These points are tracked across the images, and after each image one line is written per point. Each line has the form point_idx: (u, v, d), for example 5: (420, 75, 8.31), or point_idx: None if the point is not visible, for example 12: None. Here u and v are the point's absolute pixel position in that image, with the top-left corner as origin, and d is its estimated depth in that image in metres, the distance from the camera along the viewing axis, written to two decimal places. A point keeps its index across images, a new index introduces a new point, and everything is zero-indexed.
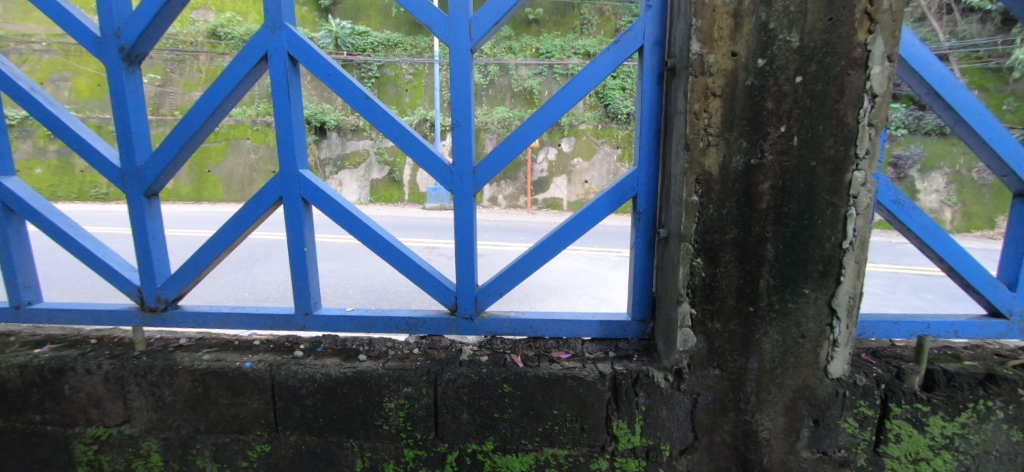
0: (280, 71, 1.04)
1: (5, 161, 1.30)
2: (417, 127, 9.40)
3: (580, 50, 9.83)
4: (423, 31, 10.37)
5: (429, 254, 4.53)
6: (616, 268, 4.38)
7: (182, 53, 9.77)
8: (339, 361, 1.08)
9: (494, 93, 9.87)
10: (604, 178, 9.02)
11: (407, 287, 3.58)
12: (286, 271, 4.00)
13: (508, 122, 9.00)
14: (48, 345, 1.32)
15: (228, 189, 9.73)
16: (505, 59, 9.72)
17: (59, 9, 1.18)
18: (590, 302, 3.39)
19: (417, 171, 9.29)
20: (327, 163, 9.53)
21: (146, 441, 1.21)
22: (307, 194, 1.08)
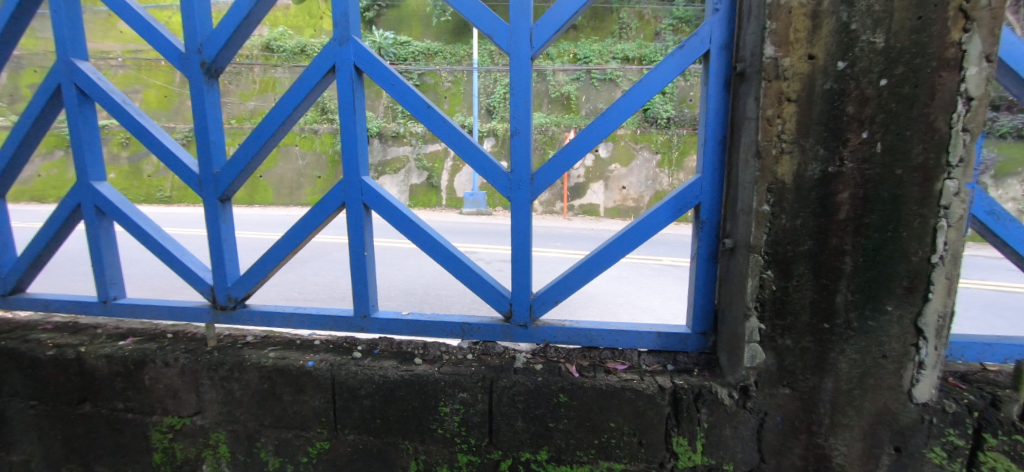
0: (347, 82, 1.09)
1: (97, 167, 1.43)
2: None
3: (619, 55, 9.73)
4: (462, 40, 10.61)
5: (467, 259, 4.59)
6: (653, 276, 4.28)
7: (239, 65, 10.46)
8: (396, 363, 1.11)
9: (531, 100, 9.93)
10: (642, 184, 8.89)
11: (447, 291, 3.66)
12: (332, 273, 4.17)
13: (545, 128, 9.00)
14: (130, 338, 1.43)
15: (278, 194, 10.27)
16: (543, 65, 9.76)
17: (149, 28, 1.29)
18: (629, 310, 3.34)
19: (455, 176, 9.50)
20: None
21: (215, 432, 1.28)
22: (369, 200, 1.12)
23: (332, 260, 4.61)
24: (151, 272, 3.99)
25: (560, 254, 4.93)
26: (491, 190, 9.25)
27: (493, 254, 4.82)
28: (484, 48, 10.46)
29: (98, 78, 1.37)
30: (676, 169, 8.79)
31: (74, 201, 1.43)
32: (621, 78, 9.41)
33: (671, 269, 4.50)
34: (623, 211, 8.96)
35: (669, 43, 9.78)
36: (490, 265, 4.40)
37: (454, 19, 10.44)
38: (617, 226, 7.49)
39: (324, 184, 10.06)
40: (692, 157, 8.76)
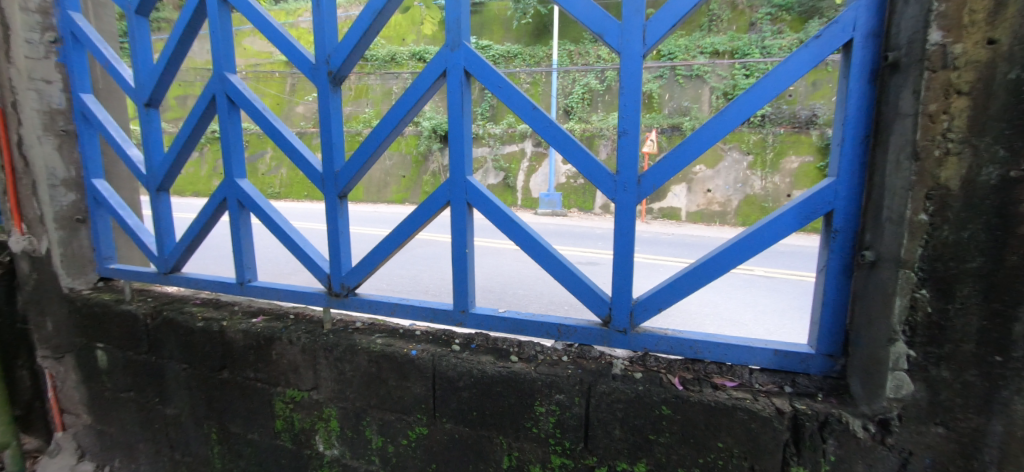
0: (456, 84, 1.13)
1: (240, 166, 1.65)
2: (532, 134, 9.71)
3: (707, 49, 9.44)
4: (542, 41, 10.85)
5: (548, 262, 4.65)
6: (737, 287, 4.03)
7: None
8: (493, 359, 1.14)
9: (610, 100, 9.80)
10: (730, 187, 8.28)
11: (524, 291, 3.73)
12: (416, 267, 4.44)
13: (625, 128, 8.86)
14: (260, 317, 1.63)
15: (368, 192, 11.10)
16: None
17: (286, 42, 1.46)
18: (709, 323, 3.16)
19: (530, 177, 9.60)
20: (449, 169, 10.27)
21: (328, 407, 1.42)
22: (472, 199, 1.16)
23: (413, 255, 4.89)
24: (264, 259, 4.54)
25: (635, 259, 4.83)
26: (567, 191, 9.10)
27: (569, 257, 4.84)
28: (564, 48, 10.69)
29: (244, 89, 1.58)
30: (770, 171, 8.17)
31: (221, 195, 1.66)
32: (710, 74, 9.12)
33: (761, 281, 4.23)
34: (706, 216, 8.35)
35: (766, 33, 9.07)
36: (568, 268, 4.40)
37: (534, 21, 10.72)
38: (700, 232, 7.08)
39: (409, 183, 10.68)
40: (789, 158, 8.06)
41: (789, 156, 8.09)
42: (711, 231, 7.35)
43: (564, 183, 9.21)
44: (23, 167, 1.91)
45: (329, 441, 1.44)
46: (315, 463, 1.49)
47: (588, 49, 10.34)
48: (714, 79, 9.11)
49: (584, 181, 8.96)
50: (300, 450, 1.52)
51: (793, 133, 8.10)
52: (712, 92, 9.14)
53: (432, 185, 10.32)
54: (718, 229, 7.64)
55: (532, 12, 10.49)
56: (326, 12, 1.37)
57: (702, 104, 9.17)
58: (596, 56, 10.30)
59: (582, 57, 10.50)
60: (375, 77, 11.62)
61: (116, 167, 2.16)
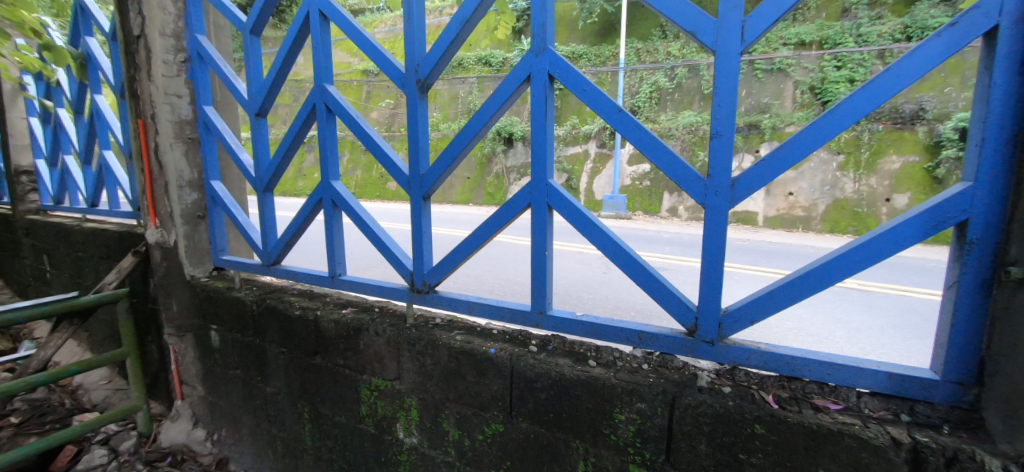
0: (540, 89, 1.15)
1: (335, 169, 1.79)
2: (596, 135, 9.56)
3: (792, 39, 8.85)
4: (608, 40, 10.76)
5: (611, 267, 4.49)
6: (820, 300, 3.70)
7: None
8: (571, 362, 1.14)
9: (680, 98, 9.36)
10: (816, 190, 7.55)
11: (588, 295, 3.66)
12: (481, 266, 4.54)
13: (697, 127, 8.45)
14: (349, 308, 1.75)
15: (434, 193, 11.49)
16: (697, 60, 9.19)
17: (380, 54, 1.56)
18: (786, 337, 2.94)
19: (594, 179, 9.41)
20: (512, 171, 10.35)
21: (409, 398, 1.49)
22: (553, 202, 1.16)
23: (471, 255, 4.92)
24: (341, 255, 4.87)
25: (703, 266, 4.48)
26: (631, 194, 8.76)
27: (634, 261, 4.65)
28: (631, 46, 10.53)
29: (341, 98, 1.71)
30: (865, 172, 7.37)
31: (318, 196, 1.82)
32: (794, 67, 8.40)
33: (850, 295, 3.84)
34: (788, 221, 7.58)
35: (862, 20, 8.26)
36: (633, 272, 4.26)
37: (600, 20, 10.80)
38: (779, 239, 6.54)
39: (473, 184, 10.94)
40: (889, 158, 7.27)
41: (888, 155, 7.29)
42: (793, 238, 6.74)
43: (630, 185, 8.89)
44: (158, 171, 2.22)
45: (409, 429, 1.52)
46: (395, 450, 1.58)
47: (656, 47, 10.07)
48: (799, 72, 8.38)
49: (650, 182, 8.62)
50: (381, 435, 1.62)
51: (894, 130, 7.35)
52: (797, 86, 8.38)
53: (495, 187, 10.50)
54: (801, 236, 6.98)
55: (598, 11, 10.51)
56: (416, 24, 1.45)
57: (784, 100, 8.45)
58: (665, 53, 9.94)
59: (650, 54, 10.19)
60: (444, 82, 12.10)
61: (230, 170, 2.44)
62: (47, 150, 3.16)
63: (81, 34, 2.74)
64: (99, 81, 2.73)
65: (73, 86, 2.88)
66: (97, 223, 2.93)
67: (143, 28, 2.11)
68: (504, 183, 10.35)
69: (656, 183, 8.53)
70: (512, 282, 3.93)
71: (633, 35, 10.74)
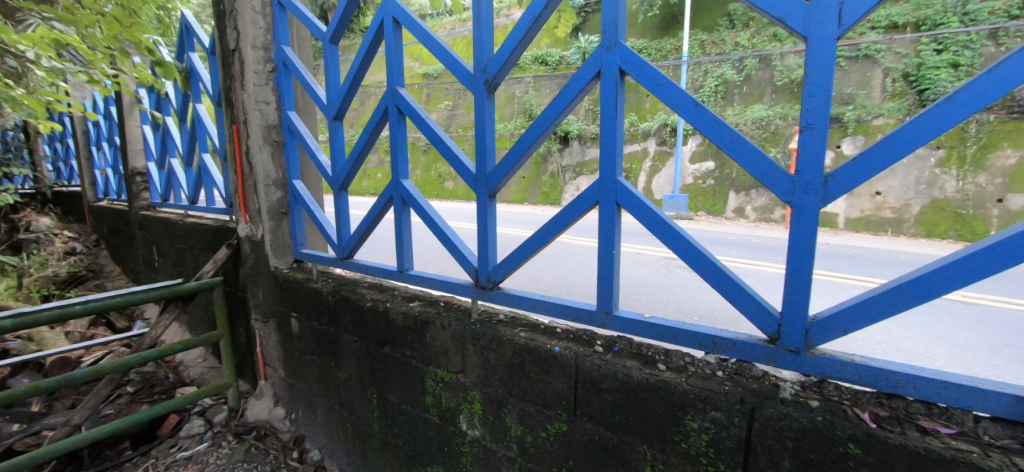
0: (610, 84, 1.12)
1: (404, 168, 1.87)
2: (655, 133, 9.22)
3: (882, 22, 8.08)
4: (670, 33, 10.38)
5: (668, 267, 4.26)
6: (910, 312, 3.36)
7: None
8: (639, 365, 1.10)
9: (749, 91, 8.76)
10: (909, 190, 6.79)
11: (645, 297, 3.40)
12: (538, 264, 4.49)
13: (768, 122, 7.94)
14: (416, 302, 1.82)
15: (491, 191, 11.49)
16: (769, 50, 8.59)
17: (449, 55, 1.60)
18: (870, 349, 2.71)
19: (654, 178, 9.06)
20: (568, 170, 10.22)
21: (472, 391, 1.52)
22: (622, 200, 1.13)
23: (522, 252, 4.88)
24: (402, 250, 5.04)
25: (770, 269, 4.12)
26: (693, 194, 8.34)
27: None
28: (695, 38, 10.05)
29: (411, 100, 1.78)
30: (972, 169, 6.52)
31: (389, 194, 1.90)
32: (884, 52, 7.64)
33: (949, 308, 3.43)
34: (873, 223, 6.92)
35: None
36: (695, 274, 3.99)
37: (662, 12, 10.43)
38: (862, 243, 5.95)
39: (528, 183, 10.97)
40: (1001, 153, 6.38)
41: (1001, 149, 6.40)
42: (879, 242, 6.11)
43: (691, 184, 8.48)
44: (249, 171, 2.43)
45: (472, 421, 1.55)
46: (458, 441, 1.63)
47: (723, 37, 9.57)
48: (890, 58, 7.60)
49: (715, 181, 8.16)
50: (445, 426, 1.66)
51: (1008, 121, 6.46)
52: (887, 73, 7.57)
53: (550, 187, 10.46)
54: (889, 240, 6.30)
55: (659, 4, 10.18)
56: (485, 25, 1.47)
57: (871, 89, 7.64)
58: (733, 44, 9.36)
59: (716, 46, 9.65)
60: None
61: (309, 168, 2.62)
62: (156, 153, 3.57)
63: (185, 50, 3.07)
64: (199, 91, 3.04)
65: (178, 96, 3.23)
66: (195, 218, 3.26)
67: (238, 42, 2.31)
68: (559, 182, 10.25)
69: (721, 183, 8.07)
70: (569, 280, 3.84)
71: (697, 27, 10.24)
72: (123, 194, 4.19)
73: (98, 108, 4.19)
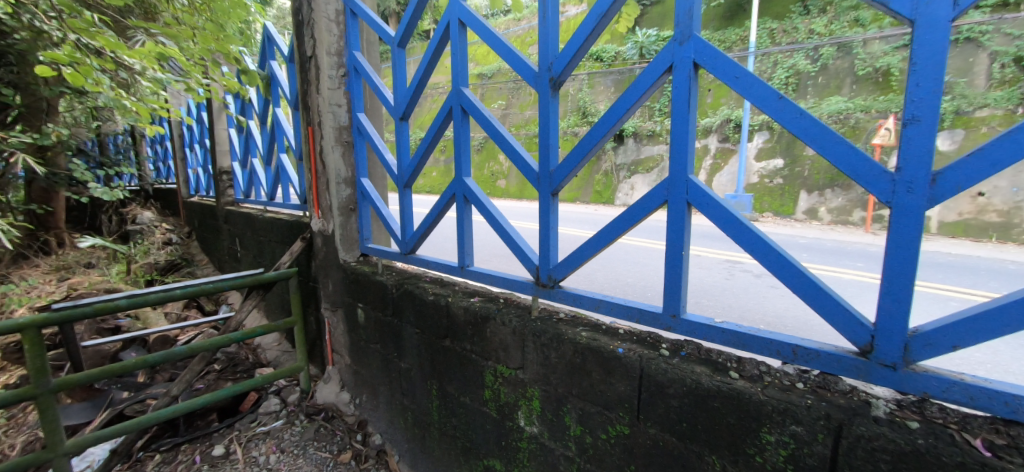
0: (683, 78, 1.08)
1: (467, 166, 1.90)
2: (717, 129, 8.74)
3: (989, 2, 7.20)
4: (735, 23, 9.82)
5: (729, 270, 4.01)
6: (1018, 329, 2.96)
7: (522, 82, 12.58)
8: (709, 371, 1.06)
9: (824, 82, 8.07)
10: (1020, 190, 5.92)
11: (710, 301, 3.16)
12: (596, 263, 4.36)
13: (847, 115, 7.23)
14: (477, 297, 1.85)
15: None
16: (849, 36, 7.88)
17: (513, 54, 1.62)
18: (969, 366, 2.42)
19: (715, 177, 8.59)
20: (622, 168, 9.95)
21: (532, 388, 1.53)
22: (693, 199, 1.09)
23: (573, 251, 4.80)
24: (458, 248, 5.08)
25: (846, 277, 3.77)
26: (759, 193, 7.82)
27: (758, 267, 4.08)
28: (764, 27, 9.44)
29: (476, 99, 1.81)
30: None
31: (452, 191, 1.95)
32: (991, 34, 6.76)
33: None
34: (974, 228, 6.16)
35: None
36: (762, 279, 3.71)
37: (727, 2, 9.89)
38: (959, 251, 5.31)
39: (581, 182, 10.78)
40: None
41: None
42: (981, 249, 5.42)
43: (756, 184, 7.95)
44: (324, 169, 2.59)
45: (530, 418, 1.55)
46: (515, 436, 1.64)
47: (796, 25, 8.91)
48: (997, 41, 6.71)
49: (783, 180, 7.59)
50: (503, 420, 1.69)
51: None
52: (994, 57, 6.68)
53: (603, 185, 10.23)
54: (993, 247, 5.58)
55: None
56: (551, 23, 1.47)
57: (974, 77, 6.80)
58: (807, 31, 8.68)
59: (788, 35, 9.00)
60: None
61: (377, 166, 2.75)
62: (240, 154, 3.89)
63: (266, 58, 3.32)
64: (278, 96, 3.27)
65: (260, 101, 3.50)
66: (273, 213, 3.53)
67: (315, 49, 2.47)
68: (613, 181, 10.00)
69: (790, 182, 7.47)
70: (630, 279, 3.67)
71: (766, 15, 9.61)
72: (211, 191, 4.63)
73: (191, 113, 4.64)
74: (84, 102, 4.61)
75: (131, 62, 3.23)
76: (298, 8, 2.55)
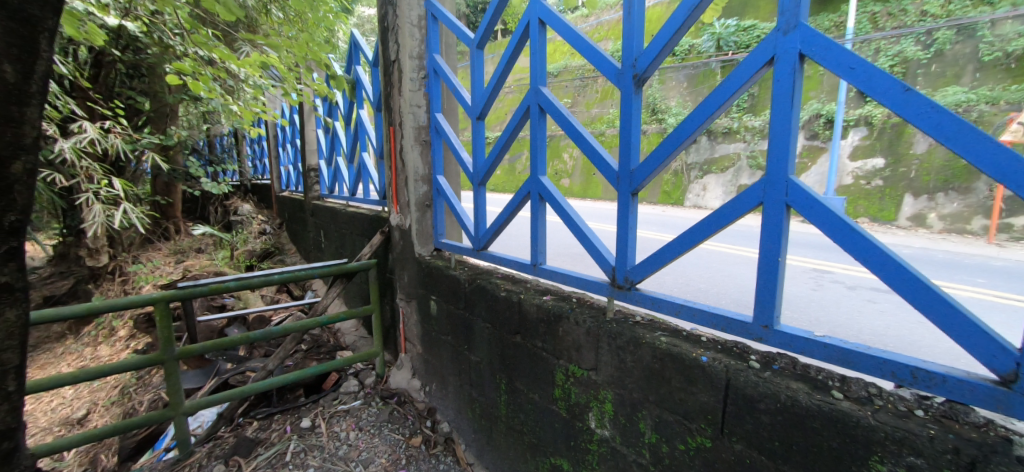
0: (787, 71, 1.00)
1: (542, 164, 1.90)
2: (805, 125, 8.00)
3: None
4: (830, 8, 8.93)
5: (816, 280, 3.64)
6: None
7: (588, 79, 12.34)
8: (808, 389, 0.99)
9: (938, 71, 7.05)
10: None
11: (793, 314, 2.89)
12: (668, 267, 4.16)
13: (968, 108, 6.30)
14: (549, 295, 1.85)
15: (606, 190, 11.02)
16: (973, 17, 6.86)
17: (594, 51, 1.59)
18: None
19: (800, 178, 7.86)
20: (693, 168, 9.39)
21: (604, 390, 1.50)
22: (794, 201, 1.01)
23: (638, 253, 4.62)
24: (523, 246, 5.08)
25: (960, 294, 3.28)
26: (853, 196, 7.08)
27: (850, 277, 3.67)
28: (864, 11, 8.53)
29: (554, 98, 1.81)
30: None
31: (527, 189, 1.96)
32: None
33: None
34: None
35: None
36: (854, 292, 3.33)
37: None
38: None
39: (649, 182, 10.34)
40: None
41: None
42: None
43: (849, 186, 7.28)
44: (404, 166, 2.72)
45: (601, 421, 1.53)
46: (585, 437, 1.63)
47: (905, 7, 7.92)
48: None
49: (884, 182, 6.80)
50: (572, 421, 1.68)
51: None
52: None
53: (672, 185, 9.78)
54: None
55: None
56: (636, 18, 1.43)
57: None
58: (918, 13, 7.69)
59: (894, 18, 8.04)
60: None
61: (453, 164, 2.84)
62: (326, 153, 4.19)
63: (353, 63, 3.56)
64: (362, 98, 3.48)
65: (344, 103, 3.76)
66: (354, 208, 3.78)
67: (399, 53, 2.61)
68: (683, 181, 9.50)
69: (892, 184, 6.64)
70: (704, 286, 3.46)
71: None
72: (300, 186, 5.05)
73: (285, 115, 5.09)
74: (198, 106, 5.24)
75: (237, 69, 3.61)
76: (383, 15, 2.71)
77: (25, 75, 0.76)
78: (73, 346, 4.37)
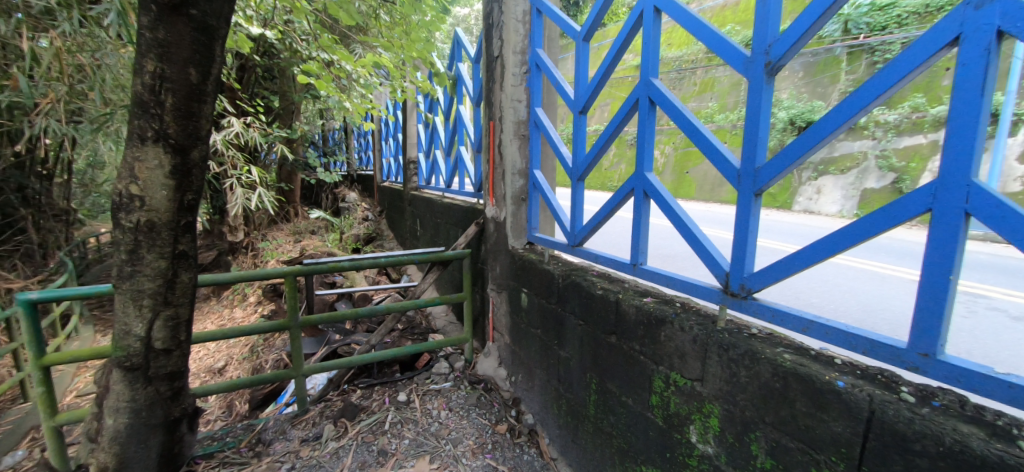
0: (978, 53, 0.84)
1: (649, 160, 1.81)
2: None
3: None
4: None
5: (967, 306, 3.02)
6: None
7: (686, 71, 11.54)
8: (984, 435, 0.85)
9: None
10: None
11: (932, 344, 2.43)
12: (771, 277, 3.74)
13: None
14: (650, 297, 1.76)
15: (701, 190, 10.19)
16: None
17: (717, 38, 1.48)
18: None
19: None
20: (807, 168, 8.23)
21: (709, 404, 1.40)
22: (977, 210, 0.85)
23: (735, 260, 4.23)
24: (604, 246, 4.87)
25: None
26: None
27: (1015, 306, 2.99)
28: None
29: (666, 90, 1.71)
30: None
31: (631, 186, 1.89)
32: None
33: None
34: None
35: None
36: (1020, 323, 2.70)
37: None
38: None
39: None
40: None
41: None
42: None
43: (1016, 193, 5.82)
44: (502, 159, 2.77)
45: (704, 435, 1.44)
46: (683, 451, 1.54)
47: None
48: None
49: None
50: (669, 431, 1.60)
51: None
52: None
53: (780, 188, 8.67)
54: None
55: None
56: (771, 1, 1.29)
57: None
58: None
59: None
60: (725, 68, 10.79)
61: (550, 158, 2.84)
62: (426, 146, 4.44)
63: (455, 60, 3.72)
64: (462, 94, 3.62)
65: (444, 99, 3.95)
66: (449, 199, 3.96)
67: (502, 49, 2.66)
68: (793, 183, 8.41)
69: None
70: (815, 303, 3.05)
71: None
72: (399, 177, 5.40)
73: (389, 109, 5.46)
74: (316, 104, 5.84)
75: (351, 69, 3.94)
76: (489, 12, 2.78)
77: (204, 76, 0.92)
78: (216, 308, 5.15)
